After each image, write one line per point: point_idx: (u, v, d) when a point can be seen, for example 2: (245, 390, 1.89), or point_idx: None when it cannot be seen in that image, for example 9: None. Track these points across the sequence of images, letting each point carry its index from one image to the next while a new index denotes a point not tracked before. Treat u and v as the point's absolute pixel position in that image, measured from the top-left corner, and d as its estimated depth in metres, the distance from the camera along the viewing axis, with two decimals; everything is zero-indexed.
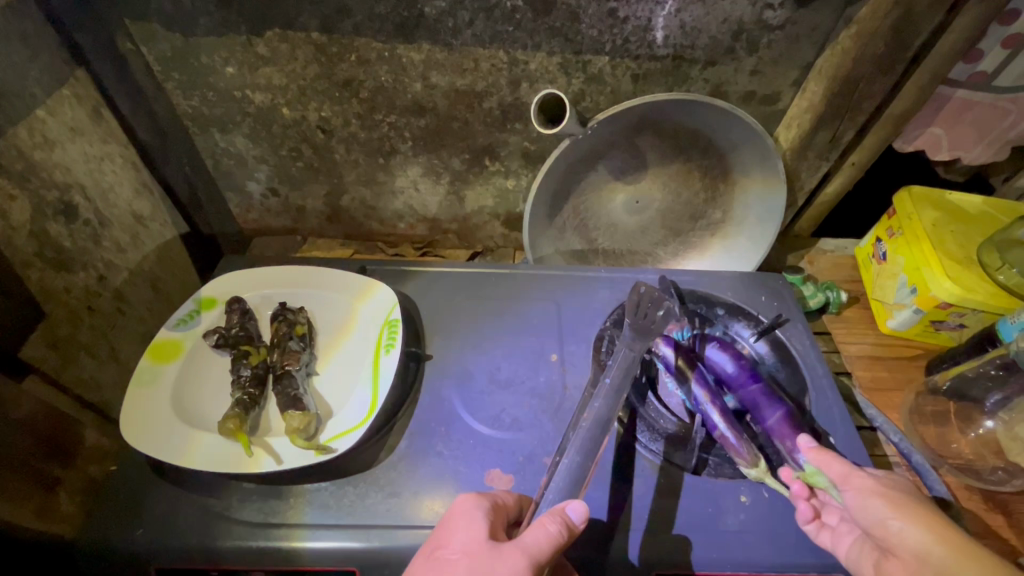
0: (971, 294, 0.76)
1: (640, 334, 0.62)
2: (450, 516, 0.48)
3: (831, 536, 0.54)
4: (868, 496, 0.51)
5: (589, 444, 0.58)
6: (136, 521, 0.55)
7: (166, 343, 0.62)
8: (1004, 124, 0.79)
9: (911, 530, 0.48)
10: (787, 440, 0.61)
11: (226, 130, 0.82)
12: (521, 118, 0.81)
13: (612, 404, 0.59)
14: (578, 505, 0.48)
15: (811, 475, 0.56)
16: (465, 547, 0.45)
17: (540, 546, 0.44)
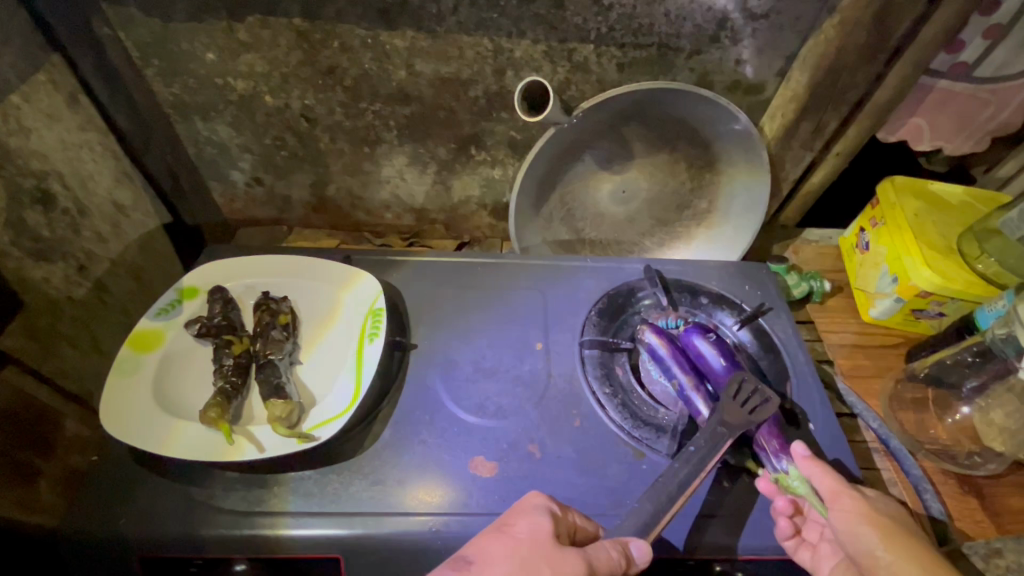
0: (951, 284, 0.78)
1: (737, 423, 0.58)
2: (523, 505, 0.49)
3: (810, 555, 0.57)
4: (857, 523, 0.53)
5: (664, 501, 0.53)
6: (117, 512, 0.54)
7: (147, 333, 0.61)
8: (984, 115, 0.80)
9: (898, 564, 0.49)
10: (774, 439, 0.60)
11: (208, 118, 0.80)
12: (506, 107, 0.80)
13: (692, 468, 0.55)
14: (641, 544, 0.48)
15: (789, 478, 0.57)
16: (532, 534, 0.46)
17: (599, 562, 0.45)
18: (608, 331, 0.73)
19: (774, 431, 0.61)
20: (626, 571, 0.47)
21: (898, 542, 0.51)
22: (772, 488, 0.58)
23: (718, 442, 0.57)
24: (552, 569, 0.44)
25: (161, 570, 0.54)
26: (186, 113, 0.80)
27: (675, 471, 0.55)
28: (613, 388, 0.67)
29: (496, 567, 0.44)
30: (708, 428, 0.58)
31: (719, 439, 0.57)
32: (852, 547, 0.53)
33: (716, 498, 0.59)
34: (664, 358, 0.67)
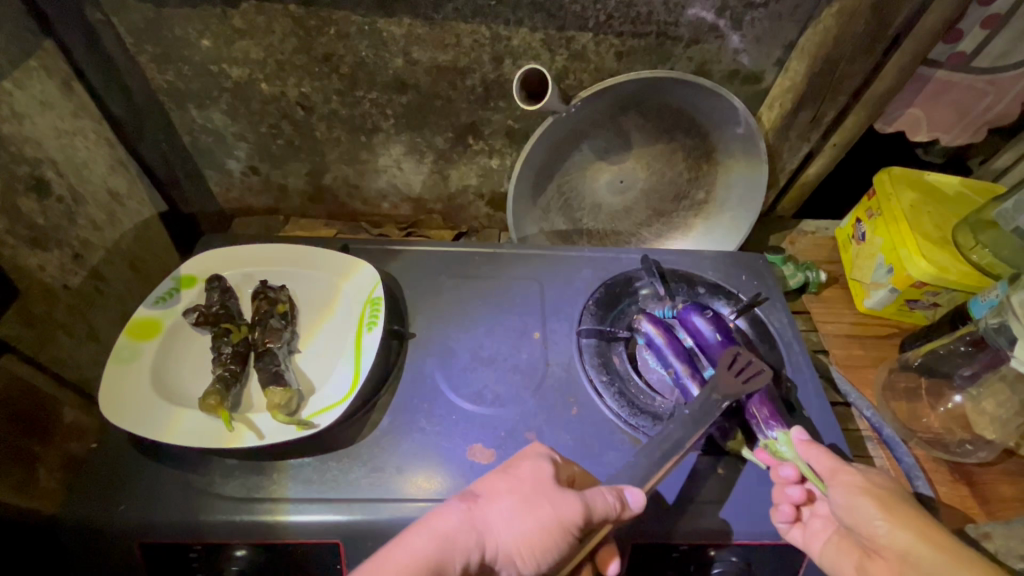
0: (946, 274, 0.78)
1: (730, 388, 0.60)
2: (529, 453, 0.54)
3: (803, 533, 0.57)
4: (856, 497, 0.54)
5: (657, 459, 0.56)
6: (116, 499, 0.55)
7: (145, 321, 0.61)
8: (983, 105, 0.79)
9: (898, 532, 0.52)
10: (764, 408, 0.61)
11: (204, 106, 0.80)
12: (504, 96, 0.80)
13: (688, 430, 0.58)
14: (636, 492, 0.51)
15: (776, 444, 0.59)
16: (534, 476, 0.51)
17: (596, 505, 0.49)
18: (605, 320, 0.73)
19: (765, 400, 0.62)
20: (622, 515, 0.50)
21: (897, 512, 0.53)
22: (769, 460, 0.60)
23: (712, 409, 0.59)
24: (552, 508, 0.49)
25: (161, 556, 0.54)
26: (181, 101, 0.79)
27: (670, 432, 0.58)
28: (610, 376, 0.67)
29: (501, 502, 0.49)
30: (702, 400, 0.60)
31: (713, 406, 0.59)
32: (852, 521, 0.55)
33: (711, 485, 0.60)
34: (660, 347, 0.67)
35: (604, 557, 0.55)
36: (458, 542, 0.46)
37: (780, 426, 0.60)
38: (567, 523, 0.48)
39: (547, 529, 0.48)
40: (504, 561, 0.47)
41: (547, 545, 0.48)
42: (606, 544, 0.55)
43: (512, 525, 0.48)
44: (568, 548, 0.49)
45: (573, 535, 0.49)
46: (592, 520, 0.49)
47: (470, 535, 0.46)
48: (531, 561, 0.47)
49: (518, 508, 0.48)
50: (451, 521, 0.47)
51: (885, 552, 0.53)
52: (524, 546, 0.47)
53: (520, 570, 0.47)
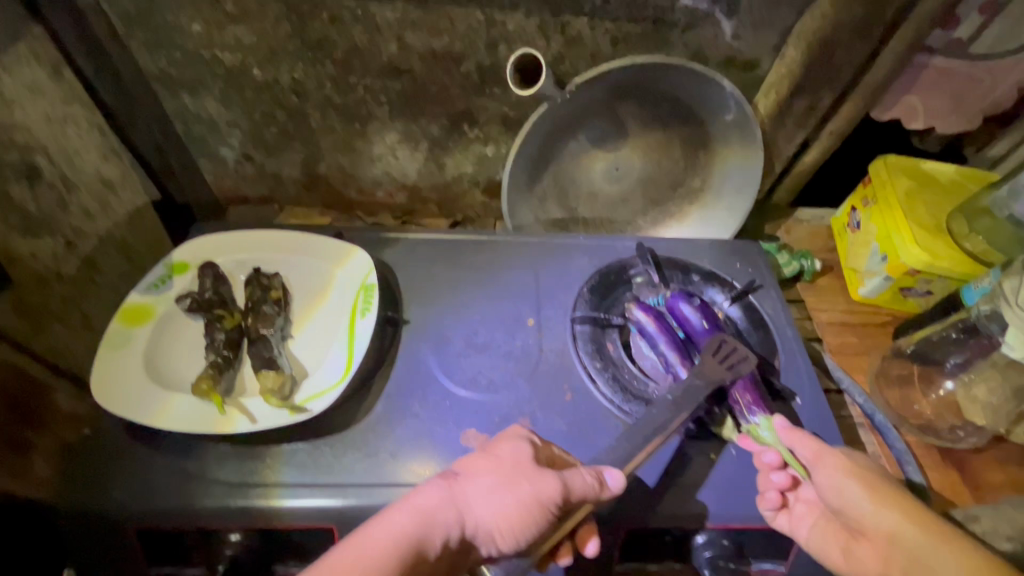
0: (939, 261, 0.79)
1: (711, 374, 0.62)
2: (511, 436, 0.56)
3: (788, 519, 0.57)
4: (842, 479, 0.55)
5: (639, 441, 0.57)
6: (111, 485, 0.55)
7: (136, 307, 0.61)
8: (978, 91, 0.80)
9: (884, 513, 0.52)
10: (747, 394, 0.63)
11: (196, 93, 0.79)
12: (499, 82, 0.79)
13: (669, 415, 0.59)
14: (616, 473, 0.53)
15: (757, 429, 0.61)
16: (514, 457, 0.53)
17: (575, 484, 0.51)
18: (599, 308, 0.73)
19: (749, 386, 0.63)
20: (601, 495, 0.52)
21: (883, 494, 0.53)
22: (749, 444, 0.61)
23: (694, 395, 0.60)
24: (530, 487, 0.51)
25: (157, 541, 0.55)
26: (173, 88, 0.78)
27: (652, 416, 0.59)
28: (603, 362, 0.68)
29: (480, 481, 0.51)
30: (686, 383, 0.61)
31: (696, 392, 0.61)
32: (838, 503, 0.55)
33: (703, 470, 0.61)
34: (652, 334, 0.68)
35: (583, 536, 0.55)
36: (438, 519, 0.49)
37: (763, 412, 0.62)
38: (545, 502, 0.50)
39: (525, 506, 0.50)
40: (483, 536, 0.50)
41: (525, 523, 0.50)
42: (586, 523, 0.55)
43: (490, 503, 0.50)
44: (547, 527, 0.51)
45: (552, 514, 0.51)
46: (571, 499, 0.51)
47: (449, 512, 0.49)
48: (509, 538, 0.50)
49: (496, 487, 0.51)
50: (431, 499, 0.50)
51: (871, 534, 0.53)
52: (502, 523, 0.50)
53: (498, 545, 0.50)
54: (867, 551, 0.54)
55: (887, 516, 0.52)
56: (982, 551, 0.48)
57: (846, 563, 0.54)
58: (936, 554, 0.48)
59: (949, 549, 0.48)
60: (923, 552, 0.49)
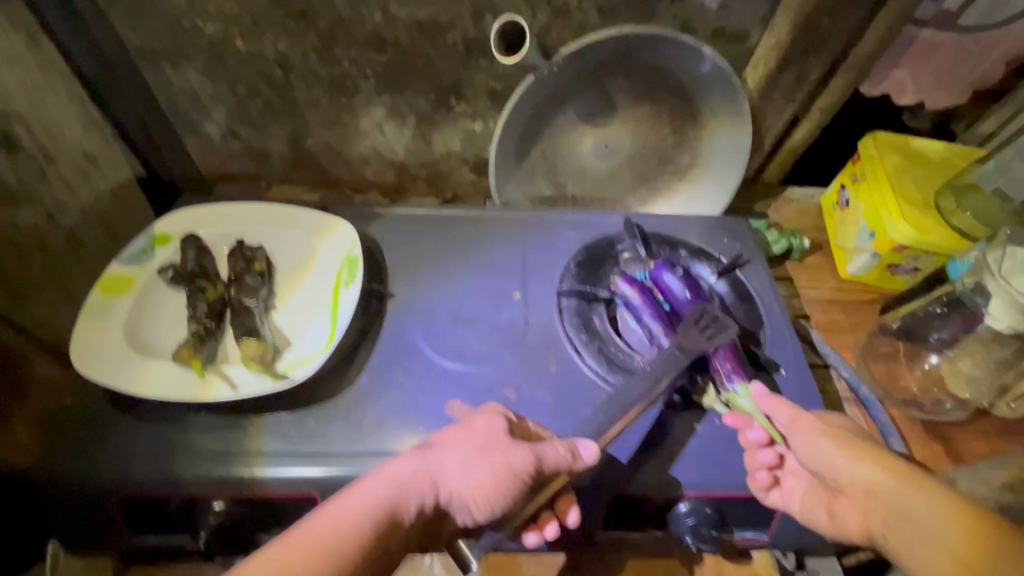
0: (926, 237, 0.79)
1: (691, 343, 0.62)
2: (486, 410, 0.56)
3: (781, 495, 0.57)
4: (817, 442, 0.56)
5: (615, 412, 0.59)
6: (93, 453, 0.55)
7: (118, 277, 0.61)
8: (968, 64, 0.79)
9: (858, 468, 0.53)
10: (727, 362, 0.63)
11: (178, 64, 0.77)
12: (485, 54, 0.78)
13: (647, 386, 0.60)
14: (590, 445, 0.53)
15: (738, 399, 0.62)
16: (488, 430, 0.53)
17: (547, 457, 0.51)
18: (586, 281, 0.73)
19: (730, 355, 0.64)
20: (574, 466, 0.52)
21: (858, 450, 0.54)
22: (738, 419, 0.61)
23: (674, 364, 0.61)
24: (504, 457, 0.51)
25: (140, 508, 0.55)
26: (154, 59, 0.77)
27: (630, 387, 0.60)
28: (589, 335, 0.68)
29: (454, 452, 0.51)
30: (665, 353, 0.62)
31: (675, 361, 0.61)
32: (817, 465, 0.57)
33: (685, 439, 0.61)
34: (637, 307, 0.68)
35: (563, 506, 0.55)
36: (412, 487, 0.49)
37: (742, 379, 0.62)
38: (518, 473, 0.50)
39: (498, 478, 0.50)
40: (457, 504, 0.50)
41: (499, 492, 0.50)
42: (564, 495, 0.55)
43: (464, 472, 0.50)
44: (520, 496, 0.52)
45: (525, 484, 0.51)
46: (544, 470, 0.51)
47: (423, 480, 0.49)
48: (483, 506, 0.50)
49: (470, 458, 0.51)
50: (405, 469, 0.50)
51: (849, 488, 0.54)
52: (476, 491, 0.50)
53: (473, 513, 0.50)
54: (848, 506, 0.55)
55: (861, 469, 0.53)
56: (950, 491, 0.48)
57: (832, 524, 0.56)
58: (909, 499, 0.50)
59: (920, 493, 0.49)
60: (897, 499, 0.50)
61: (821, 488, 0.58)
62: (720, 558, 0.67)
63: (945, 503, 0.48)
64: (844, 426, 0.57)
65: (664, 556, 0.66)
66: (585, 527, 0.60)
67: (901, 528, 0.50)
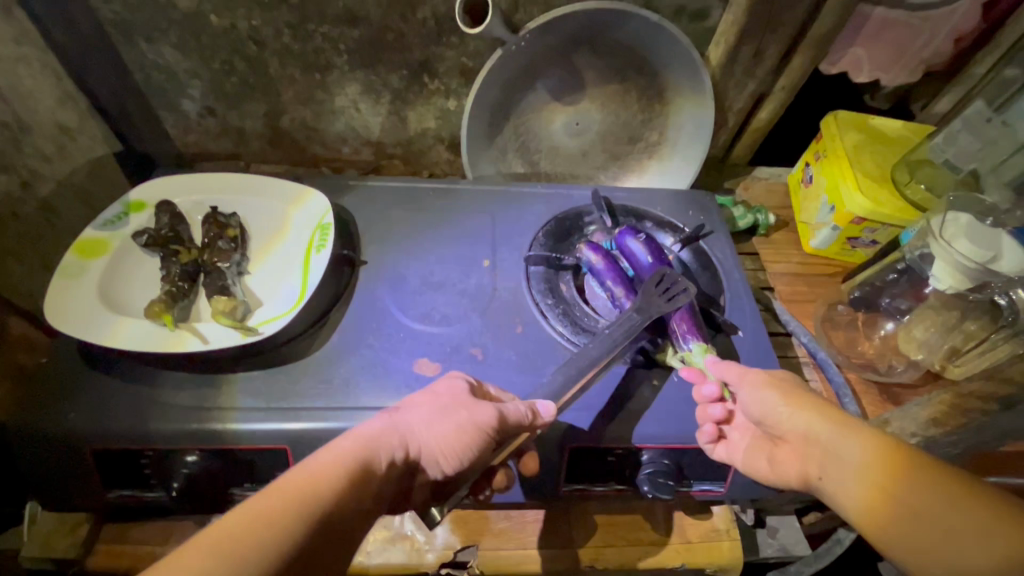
0: (880, 208, 0.81)
1: (650, 303, 0.65)
2: (449, 373, 0.59)
3: (727, 448, 0.61)
4: (762, 393, 0.59)
5: (575, 371, 0.61)
6: (66, 407, 0.56)
7: (92, 240, 0.62)
8: (919, 44, 0.83)
9: (796, 415, 0.56)
10: (684, 324, 0.66)
11: (152, 38, 0.78)
12: (456, 31, 0.81)
13: (605, 345, 0.62)
14: (548, 404, 0.56)
15: (693, 356, 0.65)
16: (451, 390, 0.56)
17: (509, 413, 0.53)
18: (554, 250, 0.75)
19: (686, 316, 0.67)
20: (534, 423, 0.55)
21: (799, 400, 0.57)
22: (693, 373, 0.64)
23: (633, 324, 0.64)
24: (467, 412, 0.53)
25: (113, 461, 0.56)
26: (128, 33, 0.76)
27: (590, 347, 0.62)
28: (555, 300, 0.70)
29: (420, 410, 0.54)
30: (624, 315, 0.65)
31: (633, 321, 0.64)
32: (761, 415, 0.59)
33: (642, 394, 0.64)
34: (601, 272, 0.71)
35: (525, 462, 0.60)
36: (382, 441, 0.51)
37: (697, 340, 0.65)
38: (481, 427, 0.52)
39: (463, 431, 0.53)
40: (428, 457, 0.53)
41: (466, 444, 0.53)
42: (528, 452, 0.60)
43: (433, 428, 0.53)
44: (485, 448, 0.54)
45: (490, 438, 0.53)
46: (506, 425, 0.53)
47: (392, 437, 0.51)
48: (451, 458, 0.53)
49: (435, 414, 0.53)
50: (374, 427, 0.51)
51: (789, 436, 0.57)
52: (444, 444, 0.52)
53: (442, 465, 0.53)
54: (787, 452, 0.58)
55: (799, 415, 0.56)
56: (885, 433, 0.51)
57: (772, 467, 0.59)
58: (843, 442, 0.52)
59: (854, 436, 0.52)
60: (832, 442, 0.53)
61: (763, 437, 0.61)
62: (680, 513, 0.70)
63: (879, 444, 0.50)
64: (788, 379, 0.60)
65: (626, 512, 0.69)
66: (547, 481, 0.62)
67: (835, 470, 0.52)
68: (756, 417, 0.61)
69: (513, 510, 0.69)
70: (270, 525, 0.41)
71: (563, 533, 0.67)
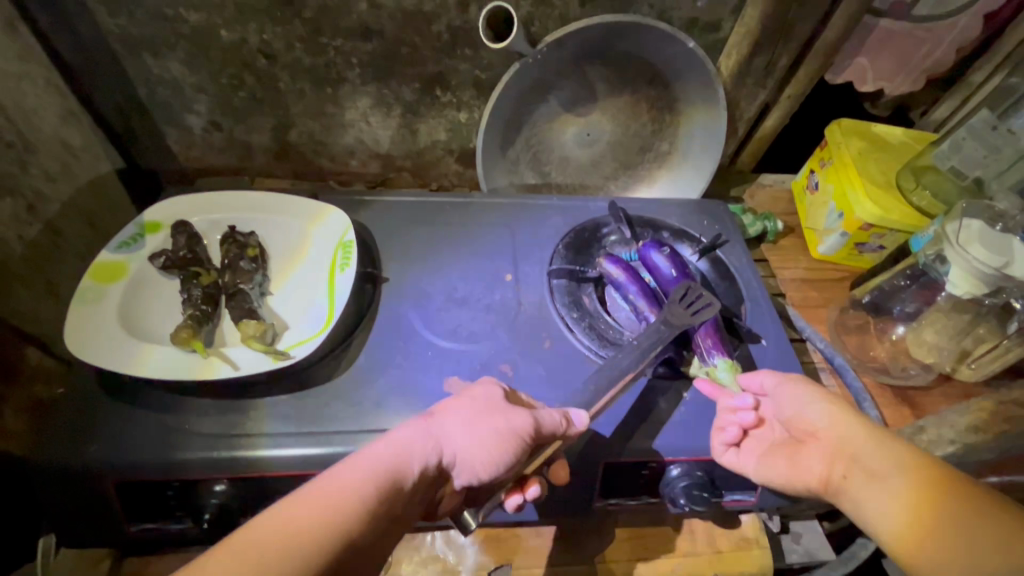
0: (889, 215, 0.83)
1: (676, 315, 0.65)
2: (483, 380, 0.57)
3: (737, 453, 0.61)
4: (797, 393, 0.61)
5: (607, 384, 0.60)
6: (86, 440, 0.54)
7: (109, 264, 0.61)
8: (921, 53, 0.86)
9: (826, 416, 0.58)
10: (708, 339, 0.67)
11: (160, 54, 0.76)
12: (470, 44, 0.80)
13: (635, 358, 0.62)
14: (581, 413, 0.55)
15: (716, 372, 0.65)
16: (487, 397, 0.54)
17: (544, 421, 0.52)
18: (575, 262, 0.75)
19: (710, 331, 0.67)
20: (568, 432, 0.54)
21: (840, 406, 0.57)
22: (710, 386, 0.65)
23: (660, 337, 0.64)
24: (504, 418, 0.52)
25: (137, 493, 0.54)
26: (134, 48, 0.75)
27: (619, 359, 0.62)
28: (580, 313, 0.70)
29: (456, 415, 0.52)
30: (651, 327, 0.65)
31: (661, 334, 0.64)
32: (788, 416, 0.61)
33: (672, 406, 0.64)
34: (624, 285, 0.71)
35: (555, 471, 0.57)
36: (415, 448, 0.49)
37: (722, 355, 0.66)
38: (519, 433, 0.51)
39: (501, 438, 0.51)
40: (462, 465, 0.50)
41: (504, 451, 0.50)
42: (558, 460, 0.57)
43: (468, 433, 0.51)
44: (522, 458, 0.52)
45: (526, 447, 0.51)
46: (541, 434, 0.52)
47: (427, 442, 0.50)
48: (489, 464, 0.50)
49: (472, 418, 0.52)
50: (409, 434, 0.50)
51: (821, 436, 0.58)
52: (481, 450, 0.50)
53: (478, 474, 0.50)
54: (811, 452, 0.58)
55: (837, 418, 0.56)
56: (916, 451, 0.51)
57: (792, 470, 0.58)
58: (874, 449, 0.53)
59: (886, 446, 0.52)
60: (864, 449, 0.53)
61: (788, 440, 0.61)
62: (709, 523, 0.69)
63: (910, 458, 0.51)
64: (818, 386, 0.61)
65: (655, 524, 0.69)
66: (583, 496, 0.62)
67: (860, 475, 0.52)
68: (782, 419, 0.62)
69: (543, 527, 0.68)
70: (304, 539, 0.41)
71: (593, 547, 0.67)
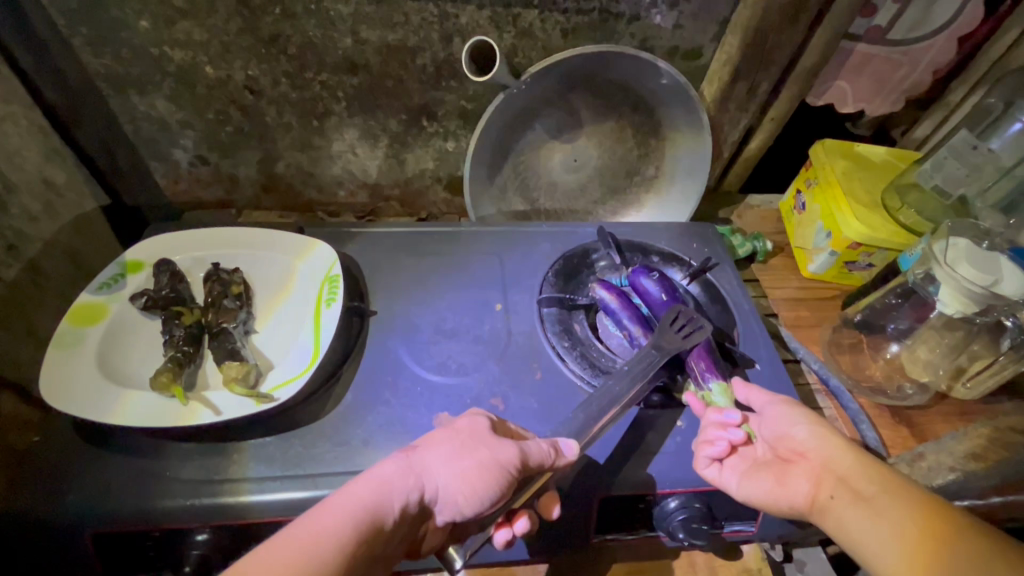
0: (877, 234, 0.83)
1: (667, 341, 0.65)
2: (470, 411, 0.56)
3: (719, 469, 0.58)
4: (787, 411, 0.59)
5: (596, 412, 0.59)
6: (63, 490, 0.52)
7: (88, 307, 0.60)
8: (899, 75, 0.88)
9: (812, 437, 0.56)
10: (702, 361, 0.65)
11: (146, 92, 0.76)
12: (455, 75, 0.81)
13: (627, 386, 0.61)
14: (570, 442, 0.54)
15: (710, 395, 0.63)
16: (472, 427, 0.52)
17: (532, 452, 0.50)
18: (565, 290, 0.75)
19: (703, 354, 0.66)
20: (557, 463, 0.52)
21: (828, 427, 0.57)
22: (698, 403, 0.64)
23: (652, 362, 0.63)
24: (489, 451, 0.50)
25: (116, 546, 0.52)
26: (121, 87, 0.75)
27: (609, 388, 0.61)
28: (571, 342, 0.69)
29: (439, 448, 0.50)
30: (642, 352, 0.64)
31: (652, 360, 0.63)
32: (777, 435, 0.59)
33: (666, 435, 0.63)
34: (615, 311, 0.70)
35: (547, 503, 0.55)
36: (396, 485, 0.48)
37: (717, 378, 0.64)
38: (503, 465, 0.49)
39: (485, 471, 0.49)
40: (444, 500, 0.49)
41: (487, 485, 0.48)
42: (548, 491, 0.55)
43: (451, 468, 0.49)
44: (508, 492, 0.50)
45: (511, 480, 0.49)
46: (529, 465, 0.50)
47: (408, 478, 0.48)
48: (472, 499, 0.48)
49: (455, 451, 0.50)
50: (389, 470, 0.49)
51: (809, 456, 0.56)
52: (463, 485, 0.48)
53: (461, 509, 0.48)
54: (797, 471, 0.56)
55: (827, 439, 0.56)
56: (908, 479, 0.51)
57: (778, 488, 0.55)
58: (861, 473, 0.52)
59: (876, 470, 0.52)
60: (852, 471, 0.53)
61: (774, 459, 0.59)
62: (710, 555, 0.67)
63: (901, 484, 0.50)
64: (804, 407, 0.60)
65: (655, 557, 0.67)
66: (579, 532, 0.60)
67: (848, 496, 0.51)
68: (771, 440, 0.60)
69: (540, 564, 0.65)
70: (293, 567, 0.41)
71: None
